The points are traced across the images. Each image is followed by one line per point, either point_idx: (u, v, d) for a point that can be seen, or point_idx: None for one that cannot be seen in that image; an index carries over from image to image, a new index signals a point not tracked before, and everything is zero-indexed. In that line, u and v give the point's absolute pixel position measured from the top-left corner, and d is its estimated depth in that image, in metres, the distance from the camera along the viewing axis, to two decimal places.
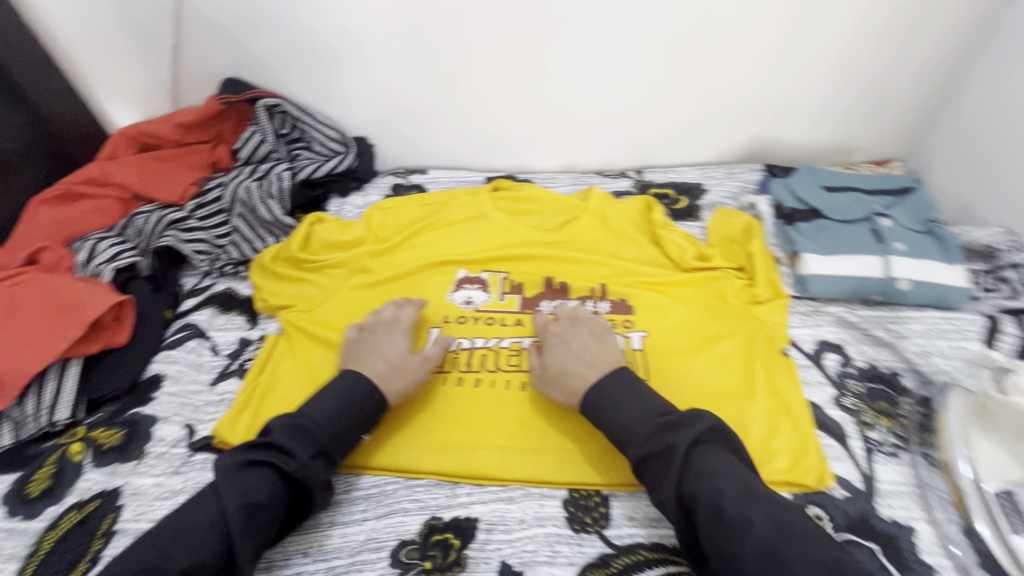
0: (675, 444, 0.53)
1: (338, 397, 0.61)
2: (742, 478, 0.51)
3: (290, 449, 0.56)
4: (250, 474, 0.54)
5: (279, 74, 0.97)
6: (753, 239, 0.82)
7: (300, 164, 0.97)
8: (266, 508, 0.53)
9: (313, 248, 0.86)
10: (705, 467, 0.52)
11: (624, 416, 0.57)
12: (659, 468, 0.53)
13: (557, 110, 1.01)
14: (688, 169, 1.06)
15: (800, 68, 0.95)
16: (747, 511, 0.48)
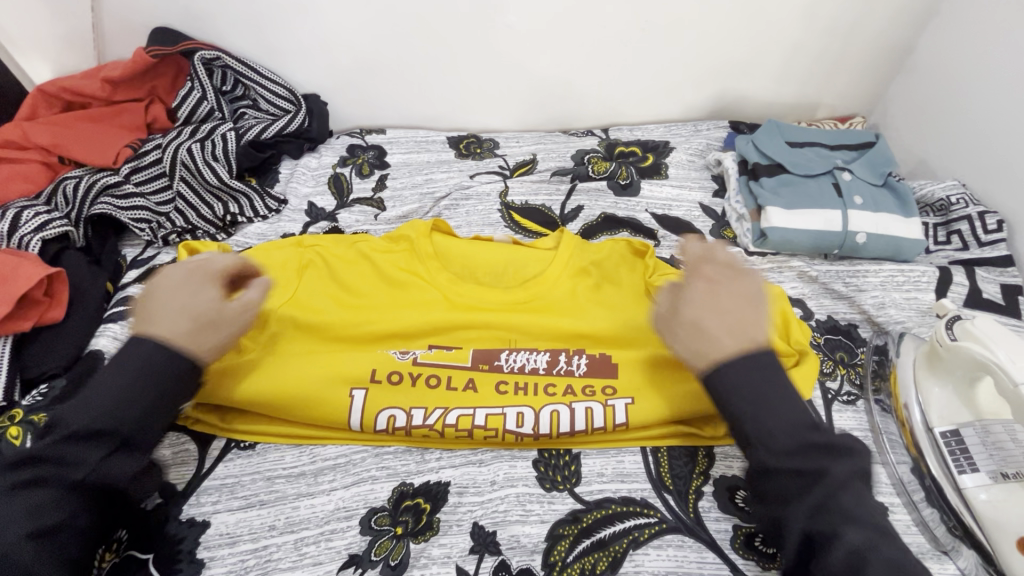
0: (830, 471, 0.46)
1: (130, 369, 0.50)
2: (870, 508, 0.46)
3: (67, 457, 0.47)
4: (35, 493, 0.46)
5: (216, 25, 0.90)
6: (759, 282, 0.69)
7: (245, 125, 0.92)
8: (59, 533, 0.46)
9: None
10: (851, 500, 0.45)
11: (766, 416, 0.48)
12: (795, 480, 0.46)
13: (518, 65, 0.97)
14: (654, 127, 1.04)
15: (762, 22, 0.93)
16: (881, 555, 0.43)
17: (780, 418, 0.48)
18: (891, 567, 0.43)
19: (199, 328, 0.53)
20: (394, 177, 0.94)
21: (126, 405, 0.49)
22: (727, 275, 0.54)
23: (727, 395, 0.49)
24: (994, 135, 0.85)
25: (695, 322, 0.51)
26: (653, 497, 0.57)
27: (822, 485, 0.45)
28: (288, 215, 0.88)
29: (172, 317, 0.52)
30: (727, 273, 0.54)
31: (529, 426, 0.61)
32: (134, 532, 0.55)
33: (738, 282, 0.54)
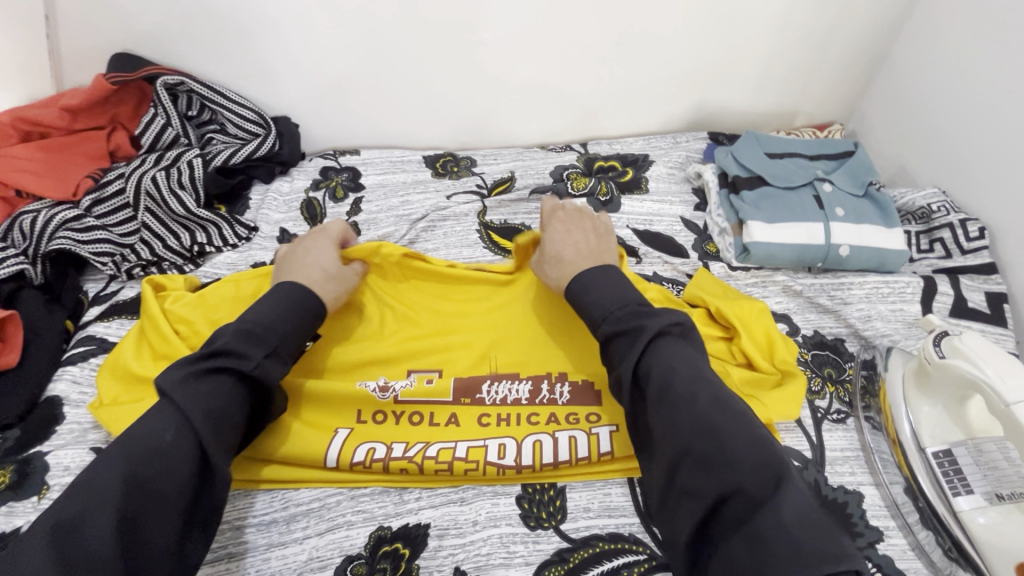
0: (646, 327, 0.51)
1: (281, 302, 0.57)
2: (690, 358, 0.50)
3: (241, 351, 0.51)
4: (206, 383, 0.48)
5: (180, 49, 0.87)
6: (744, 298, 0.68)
7: (212, 150, 0.89)
8: (230, 415, 0.49)
9: (186, 318, 0.69)
10: (671, 350, 0.50)
11: (603, 299, 0.55)
12: (626, 344, 0.51)
13: (494, 81, 0.95)
14: (633, 139, 1.03)
15: (737, 32, 0.93)
16: (696, 389, 0.47)
17: (613, 300, 0.55)
18: (685, 398, 0.46)
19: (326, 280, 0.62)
20: (369, 200, 0.92)
21: (276, 323, 0.55)
22: (575, 215, 0.67)
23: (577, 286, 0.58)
24: (972, 141, 0.85)
25: (558, 253, 0.62)
26: (641, 533, 0.55)
27: (642, 331, 0.51)
28: (259, 242, 0.85)
29: (305, 269, 0.62)
30: (574, 214, 0.67)
31: (512, 458, 0.59)
32: None
33: (587, 225, 0.66)
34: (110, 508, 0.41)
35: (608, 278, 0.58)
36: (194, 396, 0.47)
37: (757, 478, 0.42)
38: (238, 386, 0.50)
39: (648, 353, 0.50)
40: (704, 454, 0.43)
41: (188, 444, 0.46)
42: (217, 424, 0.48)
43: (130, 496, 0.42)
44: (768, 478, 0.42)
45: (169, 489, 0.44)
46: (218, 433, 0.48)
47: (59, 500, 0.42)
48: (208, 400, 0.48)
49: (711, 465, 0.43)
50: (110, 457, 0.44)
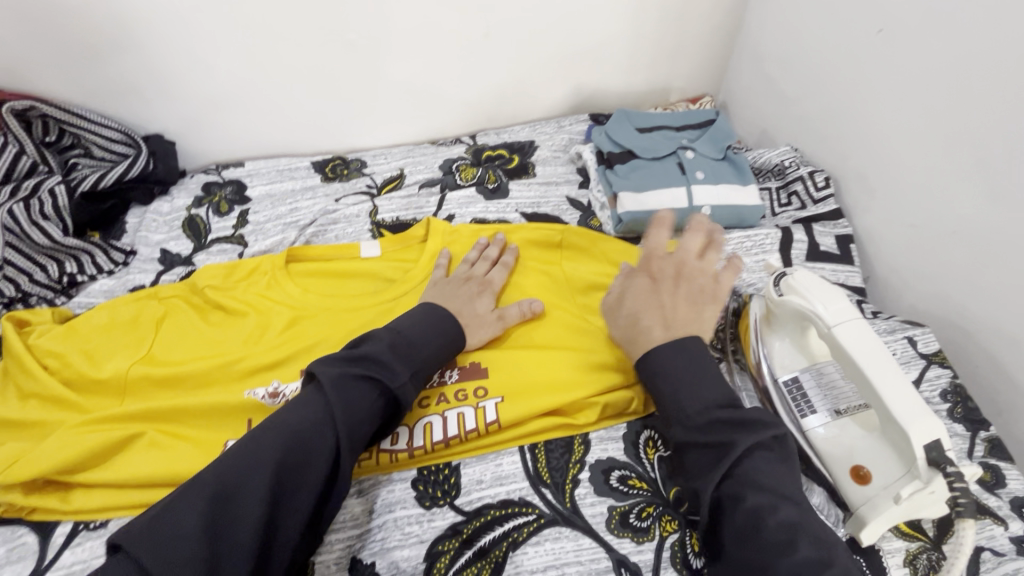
0: (737, 443, 0.49)
1: (437, 324, 0.62)
2: (785, 483, 0.48)
3: (391, 364, 0.55)
4: (358, 387, 0.53)
5: (25, 72, 0.83)
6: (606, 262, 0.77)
7: (77, 176, 0.85)
8: (367, 423, 0.52)
9: (53, 350, 0.66)
10: (770, 464, 0.49)
11: (680, 394, 0.53)
12: (708, 458, 0.50)
13: (372, 81, 0.95)
14: (521, 127, 1.07)
15: (600, 17, 0.98)
16: (779, 505, 0.46)
17: (693, 400, 0.53)
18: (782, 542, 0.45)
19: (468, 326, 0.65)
20: (256, 211, 0.90)
21: (425, 344, 0.59)
22: (671, 268, 0.61)
23: (654, 378, 0.55)
24: (814, 100, 0.93)
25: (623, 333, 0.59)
26: (531, 495, 0.57)
27: (734, 447, 0.49)
28: (138, 265, 0.82)
29: (461, 303, 0.67)
30: (668, 272, 0.61)
31: (403, 443, 0.60)
32: None
33: (669, 292, 0.60)
34: (261, 487, 0.45)
35: (684, 373, 0.54)
36: (342, 404, 0.51)
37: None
38: (380, 397, 0.54)
39: (736, 476, 0.49)
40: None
41: (330, 450, 0.49)
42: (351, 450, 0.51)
43: (277, 482, 0.46)
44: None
45: (290, 503, 0.47)
46: (348, 454, 0.50)
47: (223, 460, 0.47)
48: (358, 404, 0.52)
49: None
50: (265, 440, 0.48)
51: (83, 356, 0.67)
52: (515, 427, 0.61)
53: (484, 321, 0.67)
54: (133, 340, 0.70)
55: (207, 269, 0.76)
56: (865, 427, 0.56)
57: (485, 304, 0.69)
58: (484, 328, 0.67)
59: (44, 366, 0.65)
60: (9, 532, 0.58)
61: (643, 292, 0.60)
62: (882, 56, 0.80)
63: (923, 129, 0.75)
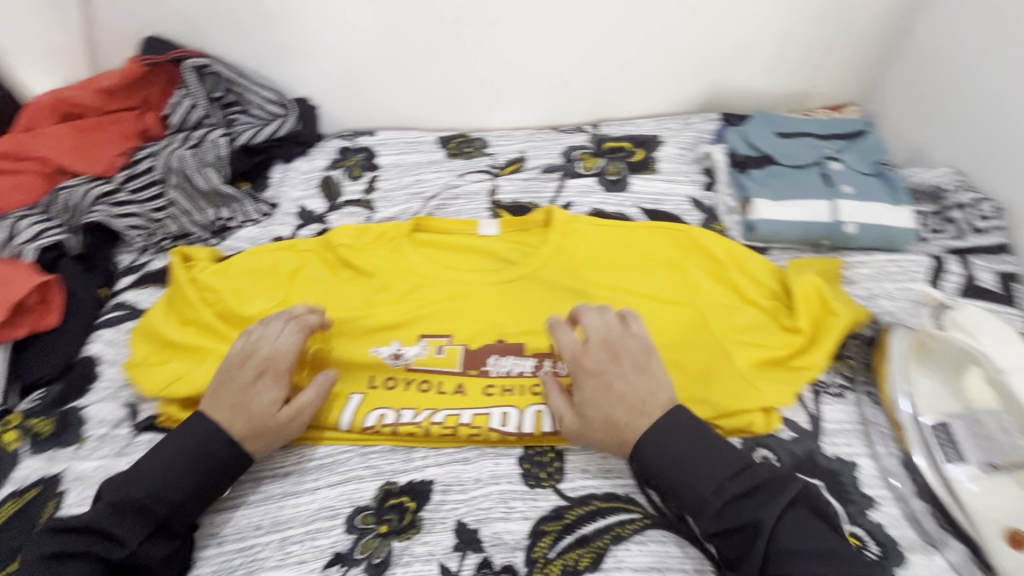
0: (764, 524, 0.48)
1: (179, 446, 0.55)
2: (817, 534, 0.48)
3: (113, 533, 0.49)
4: (66, 567, 0.48)
5: (206, 33, 0.91)
6: (733, 272, 0.74)
7: (237, 130, 0.93)
8: None
9: (209, 285, 0.74)
10: (803, 525, 0.48)
11: (694, 479, 0.50)
12: (742, 540, 0.48)
13: (507, 63, 0.97)
14: (645, 121, 1.04)
15: (750, 12, 0.93)
16: (820, 568, 0.46)
17: (708, 480, 0.50)
18: None
19: (250, 432, 0.57)
20: (384, 178, 0.95)
21: (171, 485, 0.53)
22: (604, 355, 0.59)
23: (656, 459, 0.52)
24: (990, 120, 0.83)
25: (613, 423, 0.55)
26: (636, 493, 0.57)
27: (763, 526, 0.48)
28: (279, 218, 0.89)
29: (219, 397, 0.58)
30: (605, 361, 0.58)
31: (513, 426, 0.61)
32: None
33: (617, 385, 0.57)
34: None
35: (687, 432, 0.53)
36: None
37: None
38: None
39: (772, 554, 0.47)
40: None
41: None
42: None
43: None
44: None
45: None
46: None
47: None
48: None
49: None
50: None
51: (232, 293, 0.73)
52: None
53: (270, 420, 0.57)
54: (273, 286, 0.75)
55: (341, 227, 0.79)
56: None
57: (260, 398, 0.58)
58: (270, 433, 0.58)
59: (201, 299, 0.73)
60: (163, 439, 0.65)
61: (601, 390, 0.57)
62: None
63: None
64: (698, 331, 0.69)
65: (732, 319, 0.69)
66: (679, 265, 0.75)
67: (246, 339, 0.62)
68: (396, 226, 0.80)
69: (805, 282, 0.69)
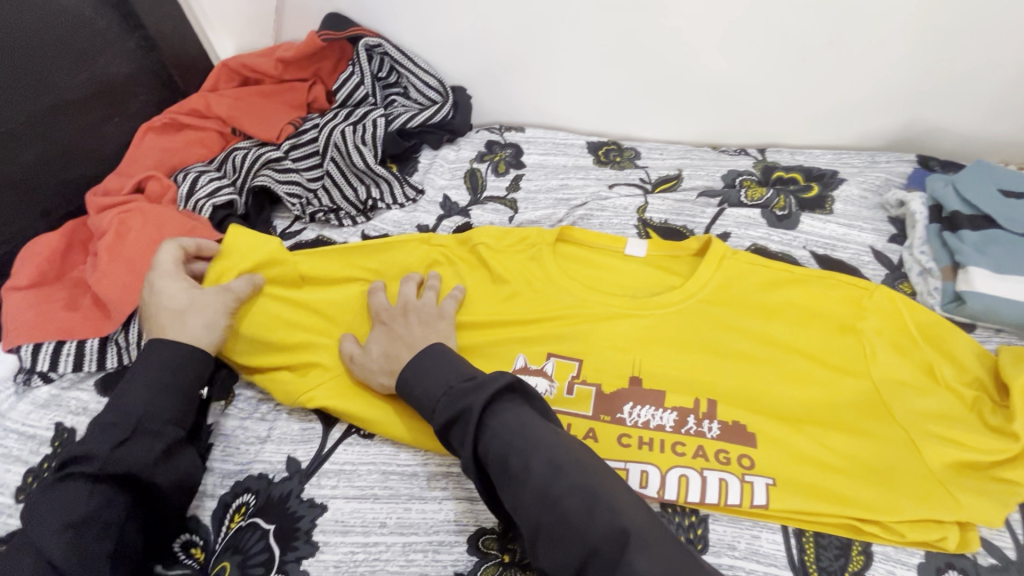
0: (472, 406, 0.49)
1: (150, 367, 0.57)
2: (519, 416, 0.49)
3: (92, 452, 0.51)
4: (60, 495, 0.50)
5: (382, 13, 0.92)
6: (929, 349, 0.62)
7: (394, 112, 0.94)
8: (91, 524, 0.49)
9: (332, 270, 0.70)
10: (507, 411, 0.49)
11: (431, 387, 0.53)
12: (462, 433, 0.50)
13: (677, 73, 0.89)
14: (820, 152, 0.93)
15: (981, 44, 0.79)
16: (509, 441, 0.47)
17: (441, 383, 0.53)
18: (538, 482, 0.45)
19: (182, 315, 0.60)
20: (529, 178, 0.92)
21: (152, 399, 0.55)
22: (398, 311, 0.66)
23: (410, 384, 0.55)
24: None
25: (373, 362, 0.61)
26: None
27: (469, 411, 0.49)
28: (424, 206, 0.89)
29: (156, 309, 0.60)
30: (397, 312, 0.65)
31: (653, 489, 0.57)
32: (274, 522, 0.56)
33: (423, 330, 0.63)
34: None
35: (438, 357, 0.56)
36: (48, 520, 0.48)
37: (614, 542, 0.42)
38: (98, 498, 0.50)
39: (483, 435, 0.49)
40: (555, 529, 0.44)
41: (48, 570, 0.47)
42: (78, 538, 0.48)
43: None
44: (619, 539, 0.42)
45: None
46: (79, 549, 0.48)
47: None
48: (69, 510, 0.49)
49: (566, 540, 0.43)
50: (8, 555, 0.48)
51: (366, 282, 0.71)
52: (785, 515, 0.55)
53: (194, 309, 0.61)
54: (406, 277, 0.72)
55: (486, 227, 0.75)
56: None
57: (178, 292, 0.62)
58: (196, 318, 0.61)
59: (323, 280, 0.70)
60: (301, 411, 0.65)
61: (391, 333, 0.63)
62: None
63: None
64: (876, 412, 0.59)
65: (920, 403, 0.59)
66: (854, 325, 0.64)
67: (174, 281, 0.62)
68: (538, 232, 0.74)
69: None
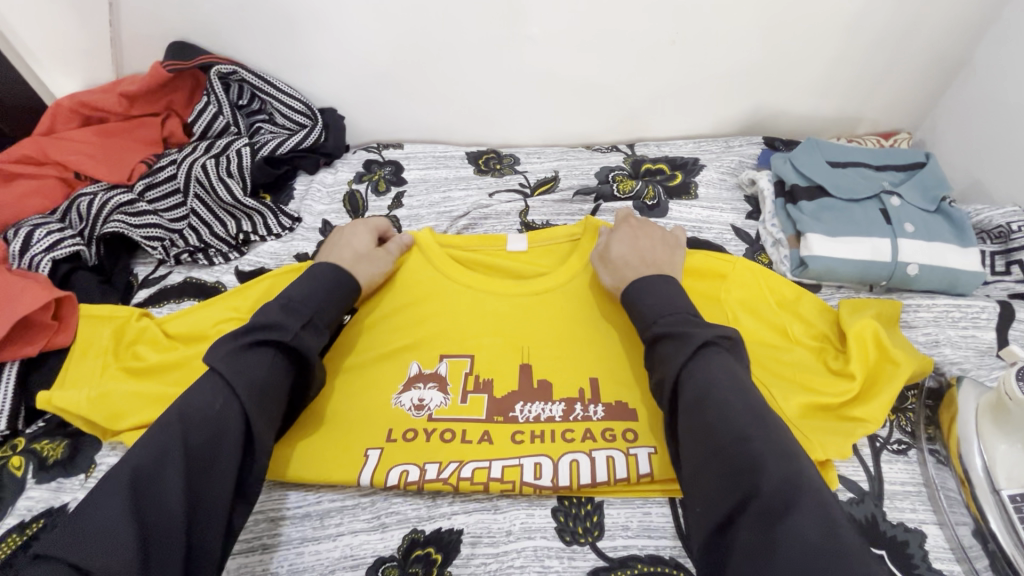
0: (693, 335, 0.53)
1: (321, 282, 0.63)
2: (732, 370, 0.51)
3: (282, 323, 0.56)
4: (251, 355, 0.53)
5: (234, 39, 0.88)
6: (784, 310, 0.68)
7: (261, 140, 0.90)
8: (275, 385, 0.54)
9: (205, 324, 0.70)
10: (720, 359, 0.52)
11: (658, 305, 0.58)
12: (672, 349, 0.54)
13: (543, 80, 0.93)
14: (682, 142, 1.00)
15: (802, 32, 0.88)
16: (719, 377, 0.50)
17: (669, 311, 0.57)
18: (739, 420, 0.48)
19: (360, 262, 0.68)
20: (411, 194, 0.92)
21: (316, 297, 0.61)
22: (643, 224, 0.72)
23: (633, 299, 0.61)
24: None
25: (624, 258, 0.66)
26: (682, 557, 0.53)
27: (691, 336, 0.53)
28: (302, 233, 0.86)
29: (339, 251, 0.69)
30: (644, 225, 0.72)
31: (547, 479, 0.57)
32: None
33: (660, 245, 0.69)
34: (170, 478, 0.45)
35: (659, 281, 0.61)
36: (249, 368, 0.52)
37: (780, 491, 0.42)
38: (282, 360, 0.55)
39: (691, 364, 0.52)
40: (728, 459, 0.46)
41: (240, 411, 0.50)
42: (260, 396, 0.52)
43: (185, 457, 0.47)
44: (789, 494, 0.42)
45: (221, 462, 0.48)
46: (264, 398, 0.52)
47: (155, 431, 0.48)
48: (257, 372, 0.53)
49: (737, 476, 0.45)
50: (169, 424, 0.48)
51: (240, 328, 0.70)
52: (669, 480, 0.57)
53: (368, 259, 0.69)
54: None
55: None
56: None
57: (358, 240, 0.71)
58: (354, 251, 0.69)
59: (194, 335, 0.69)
60: None
61: (627, 235, 0.69)
62: None
63: None
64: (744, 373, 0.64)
65: (779, 359, 0.65)
66: (720, 296, 0.69)
67: (337, 231, 0.74)
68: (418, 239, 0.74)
69: (861, 325, 0.64)
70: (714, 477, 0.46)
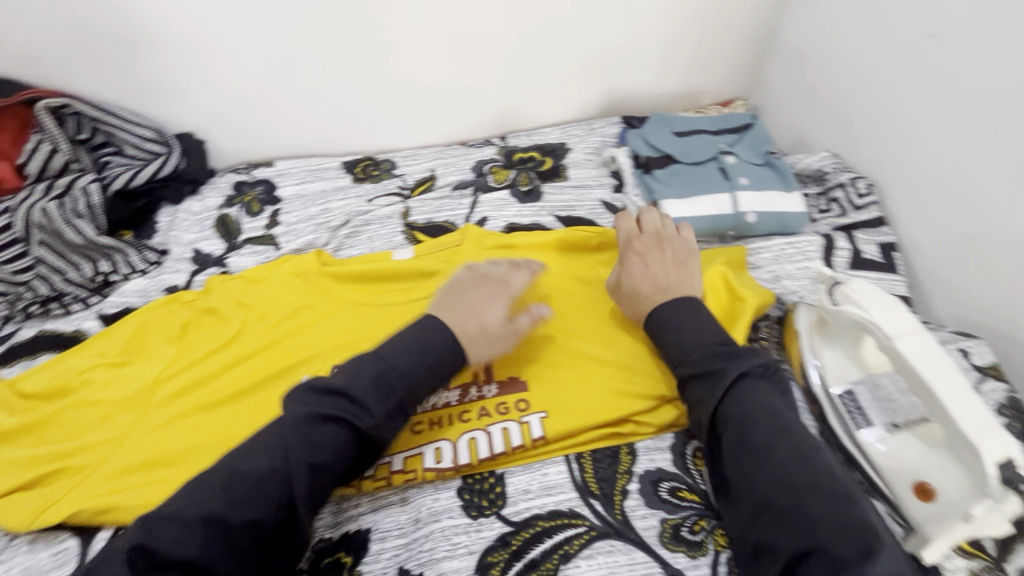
0: (727, 371, 0.57)
1: (424, 343, 0.60)
2: (772, 406, 0.55)
3: (365, 400, 0.55)
4: (322, 431, 0.53)
5: (62, 72, 0.83)
6: None
7: (111, 173, 0.84)
8: (328, 470, 0.53)
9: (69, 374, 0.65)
10: (756, 392, 0.56)
11: (683, 339, 0.61)
12: (704, 389, 0.57)
13: (405, 84, 0.94)
14: (550, 129, 1.05)
15: (634, 18, 0.96)
16: (756, 414, 0.54)
17: (696, 341, 0.61)
18: (789, 460, 0.51)
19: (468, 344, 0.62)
20: (288, 211, 0.90)
21: (442, 358, 0.60)
22: (650, 241, 0.71)
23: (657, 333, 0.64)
24: (849, 106, 0.92)
25: (637, 292, 0.67)
26: (579, 507, 0.57)
27: (724, 374, 0.57)
28: (171, 265, 0.82)
29: (469, 328, 0.62)
30: (650, 243, 0.70)
31: (448, 460, 0.59)
32: None
33: (675, 264, 0.69)
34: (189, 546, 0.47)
35: (683, 317, 0.63)
36: (316, 442, 0.52)
37: (842, 540, 0.45)
38: (347, 441, 0.54)
39: (728, 401, 0.56)
40: (783, 507, 0.48)
41: (281, 480, 0.51)
42: (310, 475, 0.52)
43: (205, 525, 0.48)
44: (856, 545, 0.45)
45: (237, 543, 0.49)
46: (311, 483, 0.52)
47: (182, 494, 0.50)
48: (319, 447, 0.52)
49: (794, 523, 0.47)
50: (204, 488, 0.50)
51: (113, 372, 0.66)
52: (560, 440, 0.61)
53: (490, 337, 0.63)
54: (162, 351, 0.68)
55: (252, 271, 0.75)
56: (926, 441, 0.56)
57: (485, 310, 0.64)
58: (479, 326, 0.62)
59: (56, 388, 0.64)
60: (51, 536, 0.57)
61: (638, 264, 0.68)
62: (930, 61, 0.78)
63: (973, 145, 0.74)
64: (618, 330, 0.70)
65: None
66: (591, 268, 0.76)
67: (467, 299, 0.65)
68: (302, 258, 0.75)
69: (712, 272, 0.72)
70: (770, 523, 0.49)
